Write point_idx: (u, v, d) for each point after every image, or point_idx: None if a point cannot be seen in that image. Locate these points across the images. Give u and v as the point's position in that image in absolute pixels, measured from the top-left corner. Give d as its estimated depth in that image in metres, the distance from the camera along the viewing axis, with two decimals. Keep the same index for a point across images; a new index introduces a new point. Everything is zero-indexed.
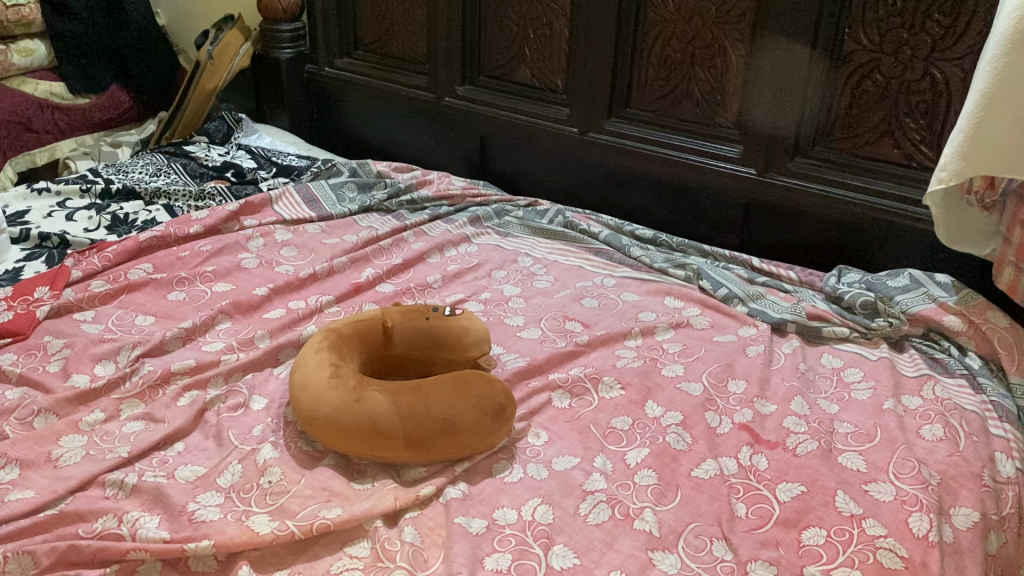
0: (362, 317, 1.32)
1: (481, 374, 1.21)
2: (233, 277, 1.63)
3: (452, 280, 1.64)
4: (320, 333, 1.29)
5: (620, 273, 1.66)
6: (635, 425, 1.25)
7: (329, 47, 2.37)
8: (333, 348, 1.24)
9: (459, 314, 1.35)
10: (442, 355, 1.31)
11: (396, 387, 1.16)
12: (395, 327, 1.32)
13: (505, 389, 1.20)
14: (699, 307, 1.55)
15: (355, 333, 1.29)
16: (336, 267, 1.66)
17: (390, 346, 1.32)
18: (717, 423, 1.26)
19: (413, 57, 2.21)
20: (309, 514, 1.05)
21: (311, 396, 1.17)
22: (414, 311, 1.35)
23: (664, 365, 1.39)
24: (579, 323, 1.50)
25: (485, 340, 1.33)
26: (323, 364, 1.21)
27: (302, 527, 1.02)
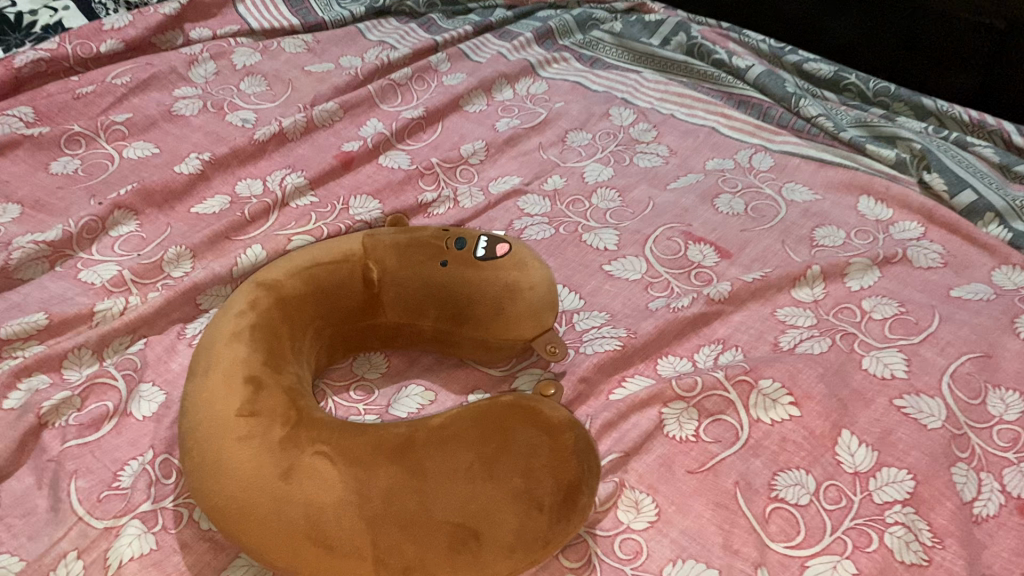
0: (327, 257, 0.73)
1: (534, 409, 0.63)
2: (160, 131, 1.03)
3: (502, 149, 1.02)
4: (246, 292, 0.70)
5: (780, 144, 1.02)
6: (821, 494, 0.67)
7: None
8: (260, 334, 0.66)
9: (503, 254, 0.74)
10: (469, 331, 0.73)
11: (364, 450, 0.59)
12: (385, 277, 0.73)
13: (583, 438, 0.63)
14: (921, 222, 0.91)
15: (311, 291, 0.71)
16: (317, 121, 1.04)
17: (377, 309, 0.74)
18: (973, 495, 0.68)
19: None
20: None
21: (203, 447, 0.60)
22: (423, 246, 0.75)
23: (867, 351, 0.78)
24: (710, 248, 0.89)
25: (547, 303, 0.73)
26: (233, 374, 0.63)
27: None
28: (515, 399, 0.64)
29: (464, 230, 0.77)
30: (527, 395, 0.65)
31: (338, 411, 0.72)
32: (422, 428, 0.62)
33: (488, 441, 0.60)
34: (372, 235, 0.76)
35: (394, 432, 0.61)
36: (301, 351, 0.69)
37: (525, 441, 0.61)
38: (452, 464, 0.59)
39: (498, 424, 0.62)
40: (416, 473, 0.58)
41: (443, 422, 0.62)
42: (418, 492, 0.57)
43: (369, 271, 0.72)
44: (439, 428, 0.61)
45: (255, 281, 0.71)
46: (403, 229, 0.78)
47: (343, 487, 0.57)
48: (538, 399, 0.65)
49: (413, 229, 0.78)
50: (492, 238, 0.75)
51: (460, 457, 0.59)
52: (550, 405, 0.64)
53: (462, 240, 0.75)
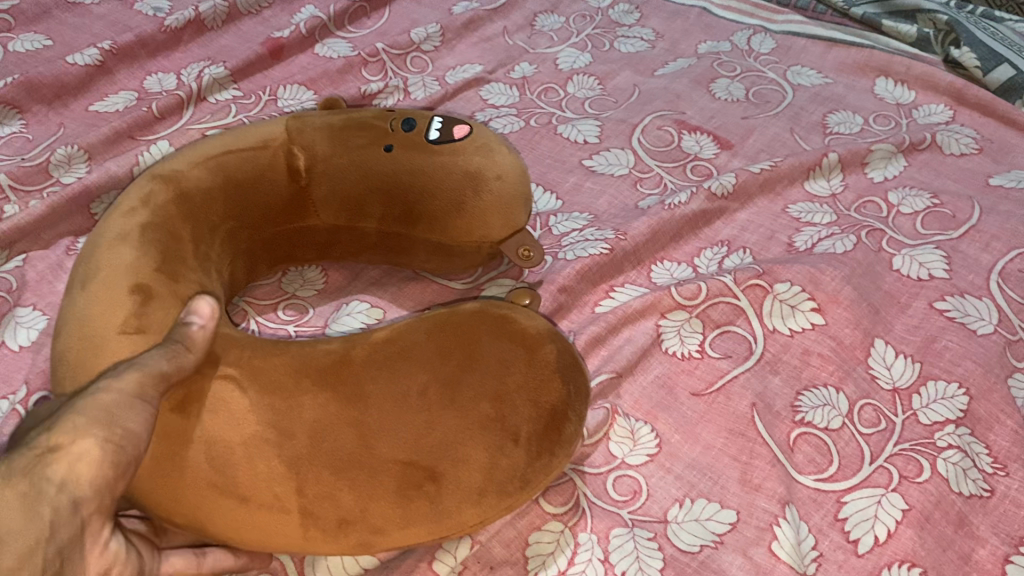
0: (241, 142, 0.57)
1: (504, 318, 0.50)
2: (54, 22, 0.87)
3: (460, 35, 0.87)
4: (138, 185, 0.55)
5: (782, 24, 0.88)
6: (856, 415, 0.55)
7: None
8: (154, 232, 0.51)
9: (463, 137, 0.59)
10: (423, 233, 0.58)
11: (287, 373, 0.46)
12: (316, 168, 0.57)
13: (567, 352, 0.50)
14: (948, 104, 0.79)
15: (222, 185, 0.55)
16: (241, 7, 0.89)
17: (307, 209, 0.58)
18: None
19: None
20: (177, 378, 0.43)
21: (76, 376, 0.45)
22: (364, 128, 0.59)
23: (900, 249, 0.66)
24: (708, 137, 0.76)
25: (521, 198, 0.59)
26: (115, 282, 0.48)
27: (140, 381, 0.40)
28: (480, 307, 0.51)
29: (414, 109, 0.61)
30: (495, 300, 0.52)
31: (264, 334, 0.59)
32: (362, 344, 0.48)
33: (446, 359, 0.47)
34: (298, 117, 0.59)
35: (325, 349, 0.48)
36: (209, 258, 0.54)
37: (493, 357, 0.47)
38: (401, 387, 0.46)
39: (458, 338, 0.48)
40: (354, 399, 0.45)
41: (387, 337, 0.49)
42: (356, 422, 0.44)
43: (294, 160, 0.57)
44: (383, 345, 0.48)
45: (149, 173, 0.56)
46: (338, 112, 0.61)
47: (258, 417, 0.44)
48: (509, 306, 0.51)
49: (350, 110, 0.61)
50: (449, 118, 0.60)
51: (411, 378, 0.46)
52: (525, 314, 0.51)
53: (411, 121, 0.60)
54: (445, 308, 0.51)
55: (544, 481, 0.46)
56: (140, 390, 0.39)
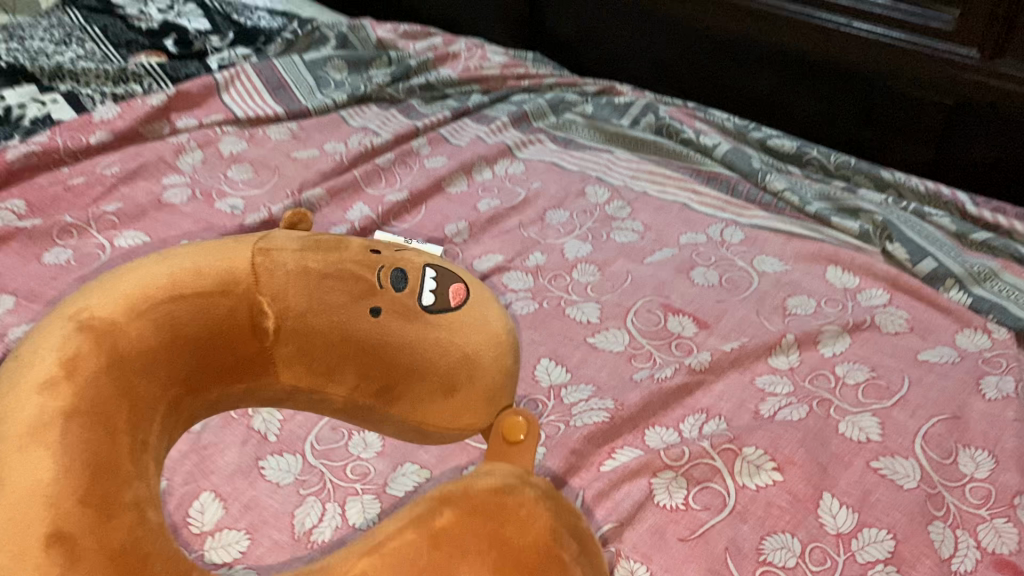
0: (200, 285, 0.57)
1: (497, 525, 0.50)
2: (150, 220, 1.05)
3: (485, 229, 1.06)
4: (59, 349, 0.52)
5: (750, 218, 1.07)
6: (807, 556, 0.70)
7: None
8: (79, 436, 0.48)
9: (457, 306, 0.61)
10: (402, 410, 0.60)
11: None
12: (286, 323, 0.58)
13: (589, 562, 0.52)
14: (886, 289, 0.96)
15: (168, 338, 0.55)
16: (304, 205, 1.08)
17: (269, 370, 0.59)
18: (950, 552, 0.71)
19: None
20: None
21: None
22: (348, 285, 0.60)
23: (845, 416, 0.81)
24: (689, 318, 0.93)
25: (501, 384, 0.62)
26: (29, 524, 0.45)
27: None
28: (457, 526, 0.50)
29: (401, 254, 0.63)
30: (471, 501, 0.52)
31: (336, 492, 0.74)
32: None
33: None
34: (266, 253, 0.60)
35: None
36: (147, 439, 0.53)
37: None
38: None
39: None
40: None
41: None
42: None
43: (264, 319, 0.57)
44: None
45: (74, 320, 0.54)
46: (309, 241, 0.63)
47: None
48: (497, 503, 0.52)
49: (320, 240, 0.63)
50: (440, 270, 0.63)
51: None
52: (520, 510, 0.51)
53: (404, 281, 0.61)
54: (423, 536, 0.50)
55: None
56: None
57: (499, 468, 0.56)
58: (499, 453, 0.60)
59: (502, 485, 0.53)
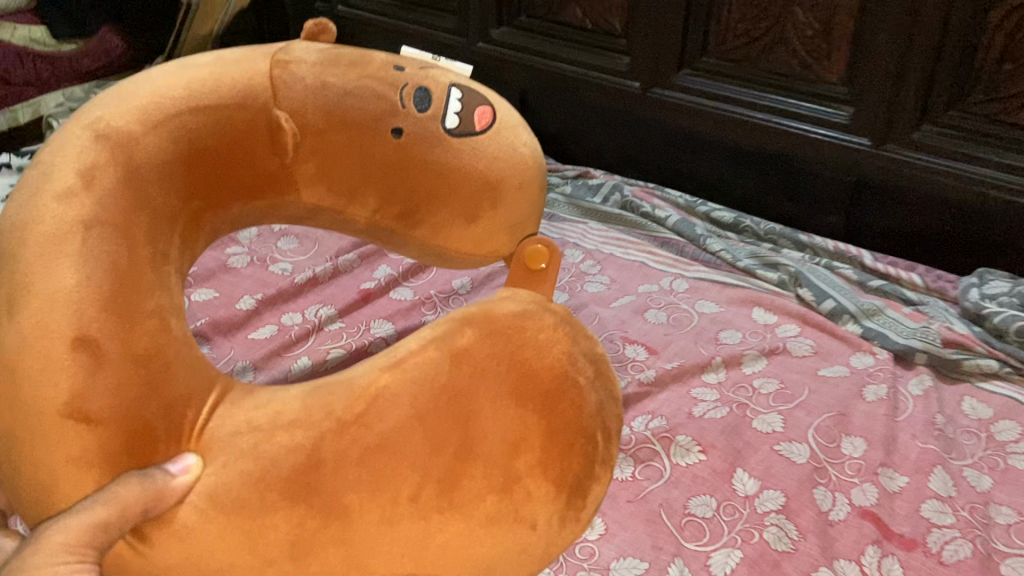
0: (220, 95, 0.56)
1: (518, 360, 0.58)
2: (218, 281, 1.33)
3: (485, 282, 1.34)
4: (81, 149, 0.52)
5: (694, 272, 1.34)
6: (721, 510, 0.95)
7: None
8: (107, 248, 0.50)
9: (482, 131, 0.61)
10: (421, 236, 0.62)
11: (246, 485, 0.50)
12: (307, 140, 0.58)
13: (600, 382, 0.62)
14: (798, 323, 1.22)
15: (183, 162, 0.55)
16: (341, 267, 1.36)
17: (289, 185, 0.59)
18: (829, 506, 0.95)
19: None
20: (128, 516, 0.47)
21: (20, 415, 0.49)
22: (366, 103, 0.59)
23: (757, 415, 1.07)
24: (642, 347, 1.19)
25: (528, 216, 0.65)
26: (53, 329, 0.48)
27: (80, 533, 0.45)
28: (476, 345, 0.58)
29: (424, 71, 0.62)
30: (493, 325, 0.59)
31: None
32: (348, 408, 0.54)
33: (438, 450, 0.53)
34: (285, 66, 0.58)
35: (290, 444, 0.51)
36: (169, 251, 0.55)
37: (496, 431, 0.55)
38: (389, 490, 0.51)
39: (456, 409, 0.55)
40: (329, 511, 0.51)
41: (368, 413, 0.53)
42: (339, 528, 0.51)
43: (282, 134, 0.57)
44: (362, 432, 0.52)
45: (92, 129, 0.53)
46: (329, 54, 0.61)
47: (228, 544, 0.49)
48: (518, 328, 0.60)
49: (342, 56, 0.61)
50: (467, 91, 0.62)
51: (401, 475, 0.52)
52: (539, 335, 0.60)
53: (427, 102, 0.60)
54: (443, 353, 0.57)
55: (549, 551, 0.58)
56: (82, 543, 0.44)
57: (519, 295, 0.65)
58: (521, 279, 0.68)
59: (522, 310, 0.61)
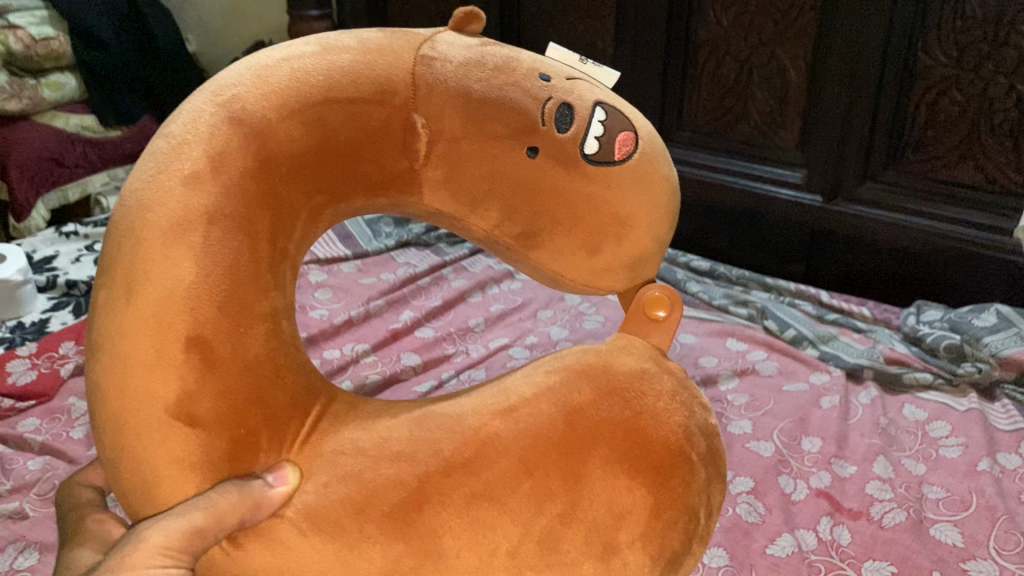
0: (358, 89, 0.56)
1: (632, 426, 0.56)
2: None
3: (495, 322, 1.56)
4: (208, 135, 0.54)
5: (676, 310, 1.55)
6: None
7: None
8: (227, 245, 0.52)
9: (621, 160, 0.58)
10: (539, 257, 0.60)
11: (347, 514, 0.53)
12: (438, 145, 0.57)
13: (710, 457, 0.58)
14: (765, 349, 1.43)
15: (316, 150, 0.56)
16: (373, 311, 1.57)
17: (412, 188, 0.59)
18: (791, 489, 1.15)
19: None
20: (224, 524, 0.50)
21: (127, 405, 0.51)
22: (510, 112, 0.57)
23: (730, 421, 1.27)
24: None
25: (653, 248, 0.61)
26: (173, 323, 0.51)
27: (178, 538, 0.50)
28: (593, 405, 0.57)
29: (570, 83, 0.60)
30: (611, 383, 0.58)
31: None
32: (456, 452, 0.55)
33: (544, 508, 0.54)
34: (427, 63, 0.58)
35: (395, 478, 0.53)
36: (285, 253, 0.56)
37: (603, 498, 0.54)
38: (488, 542, 0.53)
39: (568, 465, 0.55)
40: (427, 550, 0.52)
41: (475, 459, 0.55)
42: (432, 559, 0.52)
43: (414, 137, 0.57)
44: (468, 478, 0.54)
45: (225, 109, 0.54)
46: (474, 53, 0.60)
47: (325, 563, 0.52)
48: (635, 389, 0.58)
49: (487, 56, 0.59)
50: (611, 111, 0.59)
51: (501, 529, 0.53)
52: (658, 403, 0.57)
53: (570, 121, 0.58)
54: (560, 411, 0.57)
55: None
56: (178, 547, 0.50)
57: (636, 346, 0.62)
58: (637, 325, 0.65)
59: (642, 369, 0.60)
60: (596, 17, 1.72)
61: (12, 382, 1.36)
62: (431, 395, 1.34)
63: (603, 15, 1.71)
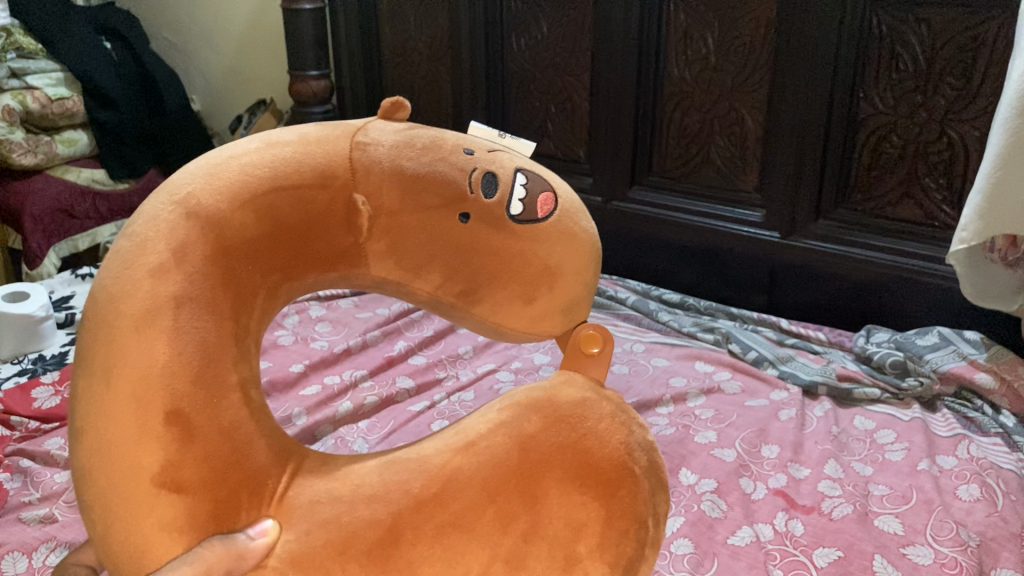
0: (302, 176, 0.62)
1: (579, 447, 0.61)
2: (271, 354, 1.64)
3: (483, 349, 1.70)
4: (170, 232, 0.59)
5: (650, 338, 1.69)
6: (670, 493, 1.26)
7: (357, 111, 2.31)
8: (196, 327, 0.57)
9: (545, 218, 0.64)
10: (480, 311, 0.65)
11: (328, 554, 0.57)
12: (378, 219, 0.63)
13: (652, 469, 0.63)
14: (730, 370, 1.56)
15: (269, 231, 0.61)
16: (370, 341, 1.70)
17: (359, 261, 0.64)
18: (751, 489, 1.27)
19: (418, 116, 2.22)
20: (212, 574, 0.54)
21: (119, 481, 0.56)
22: (441, 186, 0.64)
23: (697, 432, 1.40)
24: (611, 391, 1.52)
25: (580, 297, 0.66)
26: (152, 402, 0.56)
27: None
28: (541, 433, 0.62)
29: (492, 156, 0.67)
30: (556, 411, 0.63)
31: None
32: (424, 487, 0.59)
33: (507, 529, 0.59)
34: (363, 148, 0.65)
35: (372, 518, 0.58)
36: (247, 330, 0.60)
37: (559, 514, 0.60)
38: (461, 567, 0.58)
39: (526, 490, 0.60)
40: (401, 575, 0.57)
41: (444, 493, 0.59)
42: None
43: (357, 215, 0.63)
44: (438, 510, 0.59)
45: (182, 206, 0.60)
46: (402, 137, 0.67)
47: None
48: (580, 416, 0.63)
49: (415, 138, 0.67)
50: (531, 176, 0.66)
51: (470, 553, 0.58)
52: (600, 425, 0.63)
53: (494, 188, 0.64)
54: (513, 440, 0.62)
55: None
56: None
57: (576, 378, 0.66)
58: (575, 360, 0.68)
59: (583, 398, 0.64)
60: (572, 74, 1.90)
61: (36, 406, 1.47)
62: (424, 414, 1.46)
63: (578, 72, 1.89)
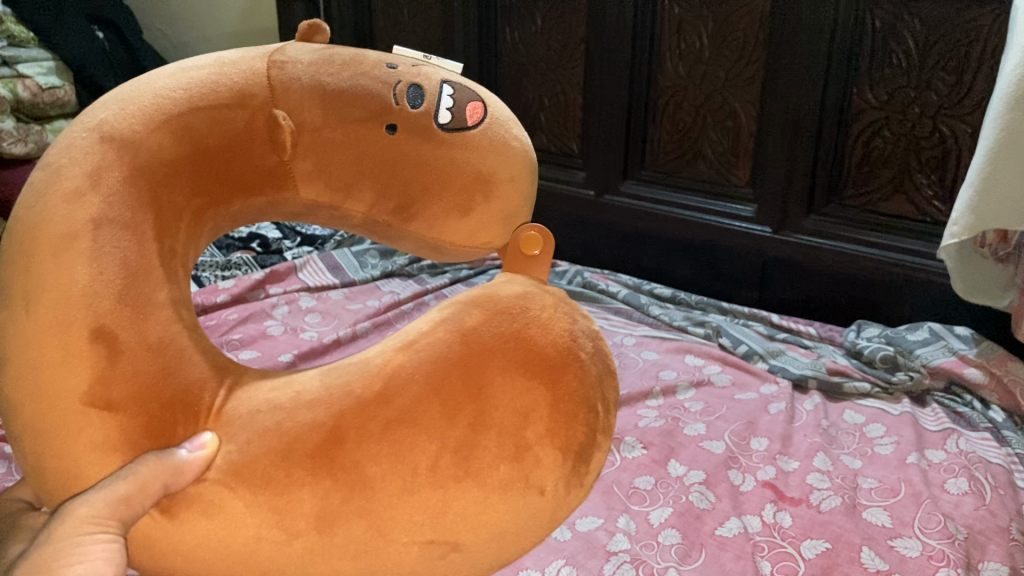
0: (218, 96, 0.57)
1: (521, 337, 0.56)
2: (259, 344, 1.63)
3: None
4: (87, 152, 0.53)
5: (640, 331, 1.68)
6: (658, 484, 1.26)
7: None
8: (116, 245, 0.52)
9: (475, 126, 0.60)
10: (417, 229, 0.60)
11: (269, 460, 0.51)
12: (302, 137, 0.57)
13: (598, 355, 0.60)
14: (721, 364, 1.56)
15: (188, 151, 0.55)
16: (361, 331, 1.69)
17: (287, 182, 0.58)
18: (740, 481, 1.26)
19: None
20: (148, 490, 0.49)
21: (45, 408, 0.50)
22: (364, 100, 0.58)
23: (686, 424, 1.39)
24: None
25: (517, 207, 0.62)
26: (73, 322, 0.50)
27: (107, 507, 0.48)
28: (483, 324, 0.57)
29: (416, 70, 0.62)
30: (497, 305, 0.58)
31: None
32: (367, 387, 0.54)
33: (455, 420, 0.53)
34: (280, 67, 0.59)
35: (312, 422, 0.52)
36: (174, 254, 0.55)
37: (507, 402, 0.54)
38: (409, 461, 0.52)
39: (470, 379, 0.54)
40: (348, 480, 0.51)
41: (386, 390, 0.54)
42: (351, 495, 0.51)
43: (279, 130, 0.56)
44: (382, 408, 0.53)
45: (96, 131, 0.54)
46: (321, 56, 0.61)
47: (255, 518, 0.51)
48: (521, 308, 0.58)
49: (334, 55, 0.61)
50: (458, 88, 0.61)
51: (418, 450, 0.52)
52: (542, 314, 0.58)
53: (421, 98, 0.60)
54: (454, 334, 0.56)
55: (558, 517, 0.58)
56: (107, 515, 0.48)
57: (518, 278, 0.62)
58: (515, 264, 0.64)
59: (524, 293, 0.60)
60: (564, 67, 1.90)
61: None
62: None
63: (571, 65, 1.89)
